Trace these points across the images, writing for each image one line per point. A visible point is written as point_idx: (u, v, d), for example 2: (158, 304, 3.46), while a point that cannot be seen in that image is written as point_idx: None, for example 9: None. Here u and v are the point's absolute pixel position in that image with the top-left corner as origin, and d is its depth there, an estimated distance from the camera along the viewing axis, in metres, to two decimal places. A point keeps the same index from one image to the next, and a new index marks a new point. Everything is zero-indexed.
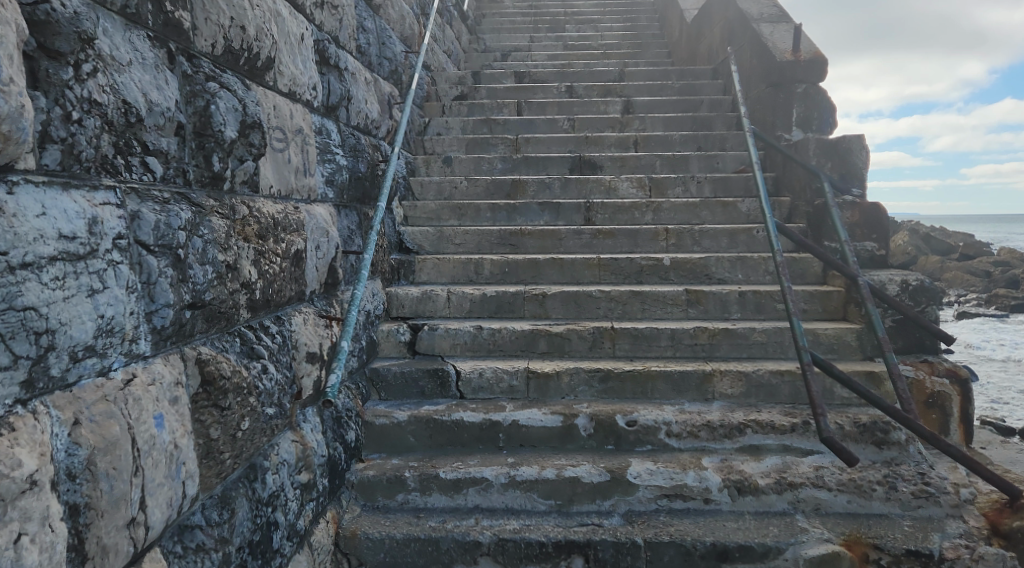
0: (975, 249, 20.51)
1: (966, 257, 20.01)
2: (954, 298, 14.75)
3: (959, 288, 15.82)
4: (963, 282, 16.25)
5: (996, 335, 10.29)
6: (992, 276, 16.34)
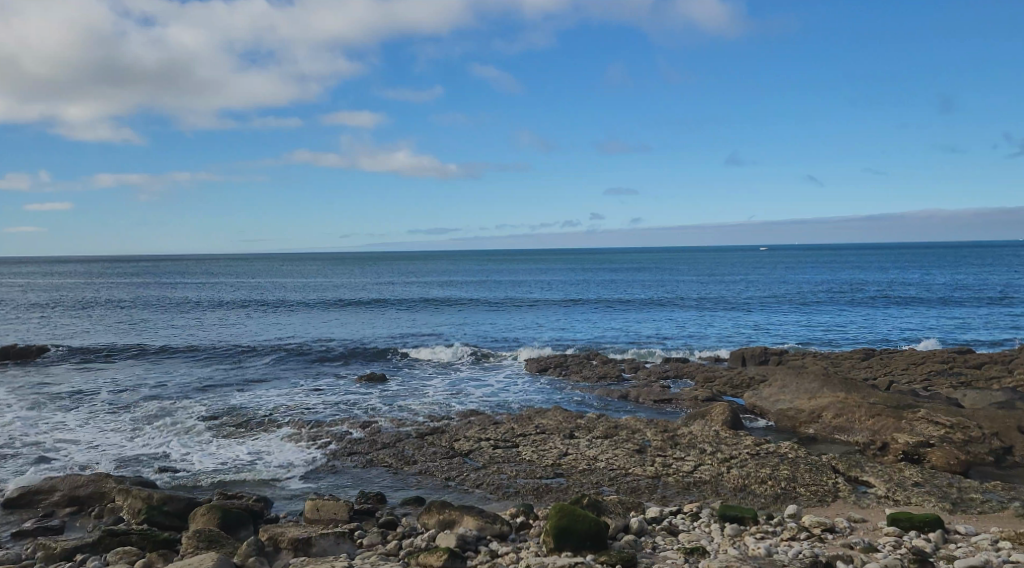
0: (464, 389, 26.33)
1: (460, 397, 25.47)
2: (404, 458, 19.15)
3: (415, 435, 20.48)
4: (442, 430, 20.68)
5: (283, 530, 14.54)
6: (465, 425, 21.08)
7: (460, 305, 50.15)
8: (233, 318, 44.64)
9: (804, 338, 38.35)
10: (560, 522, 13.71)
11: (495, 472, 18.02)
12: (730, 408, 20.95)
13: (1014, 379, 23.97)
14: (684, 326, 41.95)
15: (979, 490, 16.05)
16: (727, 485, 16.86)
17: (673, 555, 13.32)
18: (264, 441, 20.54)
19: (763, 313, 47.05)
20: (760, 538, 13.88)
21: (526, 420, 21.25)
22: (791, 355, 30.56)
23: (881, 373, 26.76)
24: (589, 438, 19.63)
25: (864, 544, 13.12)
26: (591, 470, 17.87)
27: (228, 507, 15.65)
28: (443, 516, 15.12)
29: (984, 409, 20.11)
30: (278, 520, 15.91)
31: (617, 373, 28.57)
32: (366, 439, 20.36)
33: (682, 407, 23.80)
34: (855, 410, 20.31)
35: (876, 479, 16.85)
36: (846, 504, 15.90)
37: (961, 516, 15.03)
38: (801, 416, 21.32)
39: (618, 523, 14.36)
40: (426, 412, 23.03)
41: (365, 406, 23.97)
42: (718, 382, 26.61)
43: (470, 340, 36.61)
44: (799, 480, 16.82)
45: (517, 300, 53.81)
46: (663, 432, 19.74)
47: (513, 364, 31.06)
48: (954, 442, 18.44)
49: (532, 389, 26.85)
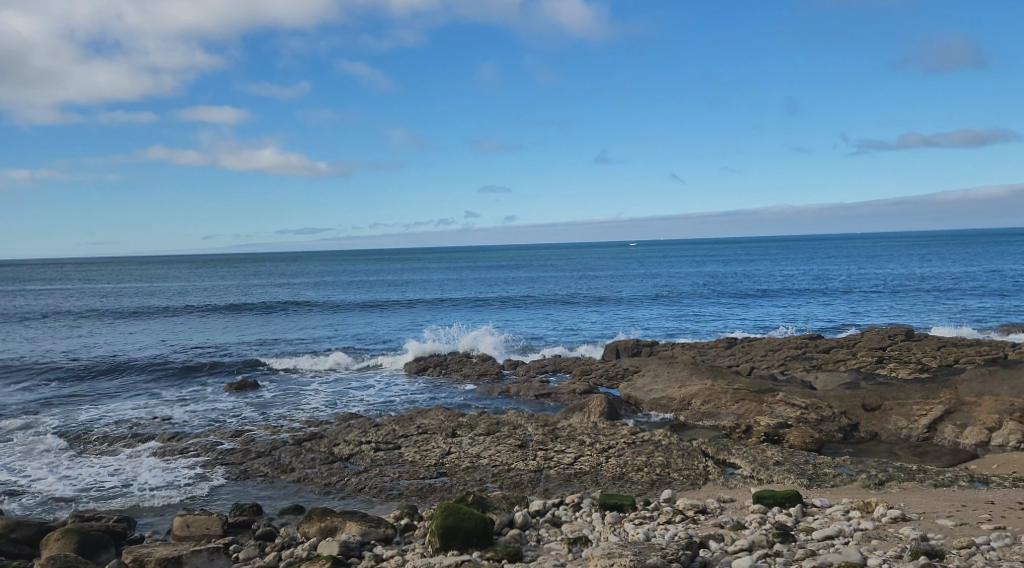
0: (347, 393, 26.13)
1: (341, 400, 25.29)
2: (284, 465, 18.91)
3: (294, 440, 20.23)
4: (322, 435, 20.51)
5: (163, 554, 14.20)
6: (347, 428, 20.99)
7: (336, 307, 49.53)
8: (92, 328, 42.39)
9: (673, 330, 40.15)
10: (446, 522, 13.96)
11: (378, 475, 18.06)
12: (606, 399, 21.77)
13: (859, 361, 26.03)
14: (561, 321, 43.01)
15: (832, 465, 17.43)
16: (606, 474, 17.57)
17: (557, 546, 13.81)
18: (129, 456, 19.76)
19: (635, 307, 48.89)
20: (637, 523, 14.59)
21: (408, 421, 21.37)
22: (661, 345, 31.97)
23: (743, 360, 28.44)
24: (471, 435, 19.96)
25: (732, 523, 14.04)
26: (474, 467, 18.21)
27: (86, 530, 15.03)
28: (326, 523, 15.07)
29: (835, 390, 21.77)
30: (142, 540, 15.44)
31: (496, 370, 29.07)
32: (241, 448, 19.93)
33: (560, 400, 24.50)
34: (721, 397, 21.56)
35: (741, 460, 17.99)
36: (715, 485, 16.90)
37: (817, 490, 16.28)
38: (673, 404, 22.43)
39: (503, 519, 14.76)
40: (304, 418, 22.74)
41: (239, 415, 23.40)
42: (594, 374, 27.55)
43: (347, 342, 36.27)
44: (672, 466, 17.75)
45: (395, 300, 53.61)
46: (543, 426, 20.32)
47: (392, 364, 31.03)
48: (810, 422, 19.90)
49: (412, 390, 26.95)
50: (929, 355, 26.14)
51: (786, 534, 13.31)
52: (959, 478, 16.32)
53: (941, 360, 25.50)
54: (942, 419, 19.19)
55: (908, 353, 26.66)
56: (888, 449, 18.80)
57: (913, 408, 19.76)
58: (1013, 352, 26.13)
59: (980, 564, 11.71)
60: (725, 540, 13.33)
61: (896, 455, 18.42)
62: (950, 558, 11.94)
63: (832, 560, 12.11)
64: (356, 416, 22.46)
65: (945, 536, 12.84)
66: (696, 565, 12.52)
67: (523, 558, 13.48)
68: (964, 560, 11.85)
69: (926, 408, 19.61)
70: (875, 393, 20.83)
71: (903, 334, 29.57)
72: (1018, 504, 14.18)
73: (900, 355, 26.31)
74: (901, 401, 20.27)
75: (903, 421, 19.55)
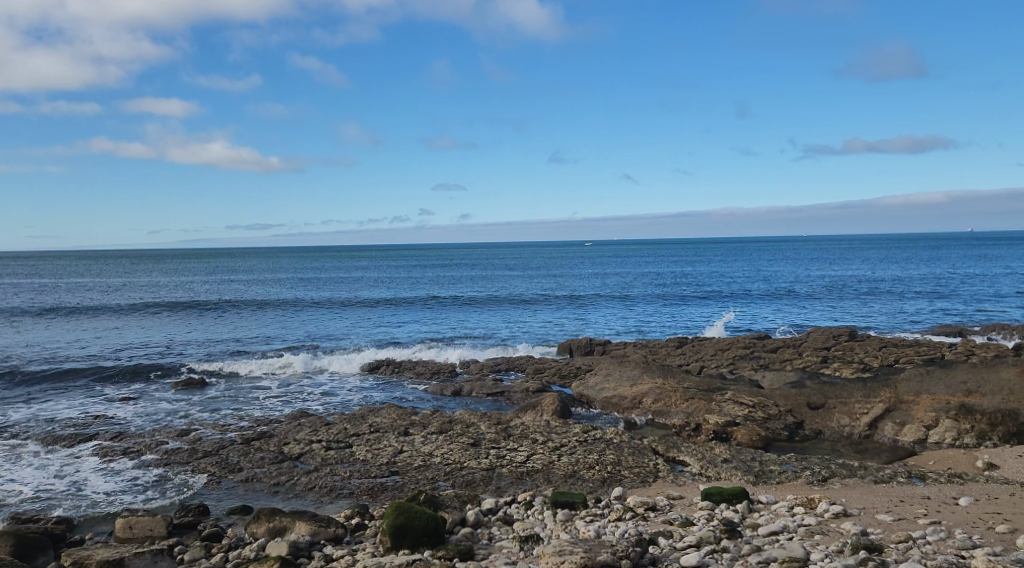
0: (298, 392, 25.88)
1: (292, 398, 25.03)
2: (233, 465, 18.67)
3: (244, 440, 19.98)
4: (273, 434, 20.29)
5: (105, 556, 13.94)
6: (297, 427, 20.80)
7: (287, 305, 48.93)
8: (32, 325, 41.23)
9: (625, 330, 40.58)
10: (397, 521, 13.94)
11: (328, 474, 17.95)
12: (559, 397, 21.94)
13: (804, 360, 26.63)
14: (514, 321, 43.16)
15: (778, 462, 17.82)
16: (558, 472, 17.72)
17: (509, 544, 13.90)
18: (69, 457, 19.29)
19: (587, 307, 49.27)
20: (589, 521, 14.76)
21: (359, 420, 21.26)
22: (613, 344, 32.30)
23: (693, 359, 28.88)
24: (423, 434, 19.93)
25: (681, 520, 14.29)
26: (426, 466, 18.21)
27: (23, 533, 14.65)
28: (274, 523, 14.93)
29: (781, 389, 22.26)
30: (82, 542, 15.10)
31: (449, 368, 29.09)
32: (187, 448, 19.63)
33: (512, 398, 24.62)
34: (671, 395, 21.89)
35: (690, 458, 18.30)
36: (664, 482, 17.16)
37: (763, 487, 16.64)
38: (624, 402, 22.70)
39: (455, 517, 14.79)
40: (253, 416, 22.48)
41: (186, 414, 23.04)
42: (547, 372, 27.70)
43: (297, 341, 35.92)
44: (623, 464, 17.96)
45: (346, 299, 53.19)
46: (496, 424, 20.40)
47: (344, 362, 30.81)
48: (756, 420, 20.32)
49: (363, 388, 26.80)
50: (870, 355, 26.89)
51: (733, 530, 13.59)
52: (899, 474, 16.83)
53: (882, 359, 26.24)
54: (883, 417, 19.76)
55: (851, 352, 27.39)
56: (831, 446, 19.29)
57: (855, 406, 20.32)
58: (950, 353, 27.02)
59: (917, 556, 12.09)
60: (674, 537, 13.56)
61: (839, 452, 18.91)
62: (889, 552, 12.31)
63: (777, 555, 12.40)
64: (306, 415, 22.25)
65: (885, 531, 13.24)
66: (646, 562, 12.70)
67: (475, 557, 13.53)
68: (902, 553, 12.23)
69: (867, 406, 20.17)
70: (819, 392, 21.37)
71: (846, 335, 30.39)
72: (953, 499, 14.70)
73: (843, 355, 26.99)
74: (844, 399, 20.83)
75: (846, 419, 20.08)
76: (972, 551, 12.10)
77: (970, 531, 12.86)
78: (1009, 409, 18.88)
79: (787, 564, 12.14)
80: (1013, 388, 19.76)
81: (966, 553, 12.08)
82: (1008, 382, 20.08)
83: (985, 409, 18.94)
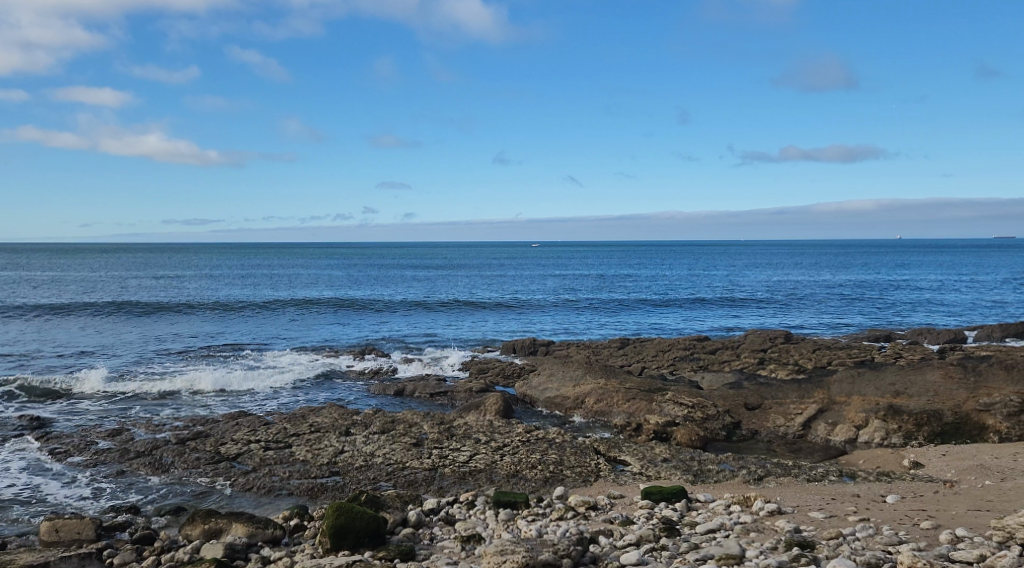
0: (237, 391, 25.43)
1: (231, 398, 24.59)
2: (167, 466, 18.26)
3: (180, 440, 19.55)
4: (209, 434, 19.90)
5: (29, 559, 13.53)
6: (235, 426, 20.43)
7: (226, 304, 47.93)
8: None
9: (567, 332, 40.96)
10: (337, 522, 13.82)
11: (267, 475, 17.72)
12: (502, 398, 22.03)
13: (742, 362, 27.20)
14: (458, 322, 43.19)
15: (716, 461, 18.20)
16: (500, 471, 17.79)
17: (450, 544, 13.91)
18: None
19: (531, 309, 49.53)
20: (530, 520, 14.85)
21: (300, 419, 21.02)
22: (557, 345, 32.58)
23: (635, 360, 29.28)
24: (365, 434, 19.78)
25: (621, 518, 14.49)
26: (368, 466, 18.10)
27: None
28: (209, 525, 14.66)
29: (720, 390, 22.72)
30: (5, 546, 14.63)
31: (392, 369, 29.06)
32: (119, 448, 19.15)
33: (456, 398, 24.63)
34: (613, 395, 22.16)
35: (631, 457, 18.56)
36: (606, 481, 17.37)
37: (702, 486, 16.99)
38: (567, 402, 22.88)
39: (397, 517, 14.74)
40: (188, 416, 22.00)
41: (118, 413, 22.43)
42: (490, 372, 27.78)
43: (236, 342, 35.34)
44: (565, 463, 18.13)
45: (286, 300, 52.48)
46: (439, 424, 20.38)
47: (284, 362, 30.45)
48: (696, 419, 20.70)
49: (304, 387, 26.51)
50: (805, 357, 27.63)
51: (672, 528, 13.85)
52: (830, 472, 17.35)
53: (816, 361, 27.00)
54: (816, 417, 20.35)
55: (787, 354, 28.12)
56: (767, 446, 19.75)
57: (790, 407, 20.90)
58: (880, 355, 27.96)
59: (846, 552, 12.47)
60: (615, 536, 13.75)
61: (774, 451, 19.38)
62: (820, 548, 12.68)
63: (714, 553, 12.67)
64: (244, 414, 21.86)
65: (817, 528, 13.63)
66: (585, 560, 12.85)
67: (416, 557, 13.50)
68: (833, 549, 12.61)
69: (802, 407, 20.76)
70: (756, 393, 21.92)
71: (783, 336, 31.31)
72: (881, 497, 15.21)
73: (779, 357, 27.68)
74: (779, 400, 21.42)
75: (781, 419, 20.61)
76: (898, 547, 12.54)
77: (896, 528, 13.33)
78: (934, 410, 19.61)
79: (723, 560, 12.40)
80: (938, 389, 20.54)
81: (893, 549, 12.51)
82: (934, 384, 20.86)
83: (911, 410, 19.63)
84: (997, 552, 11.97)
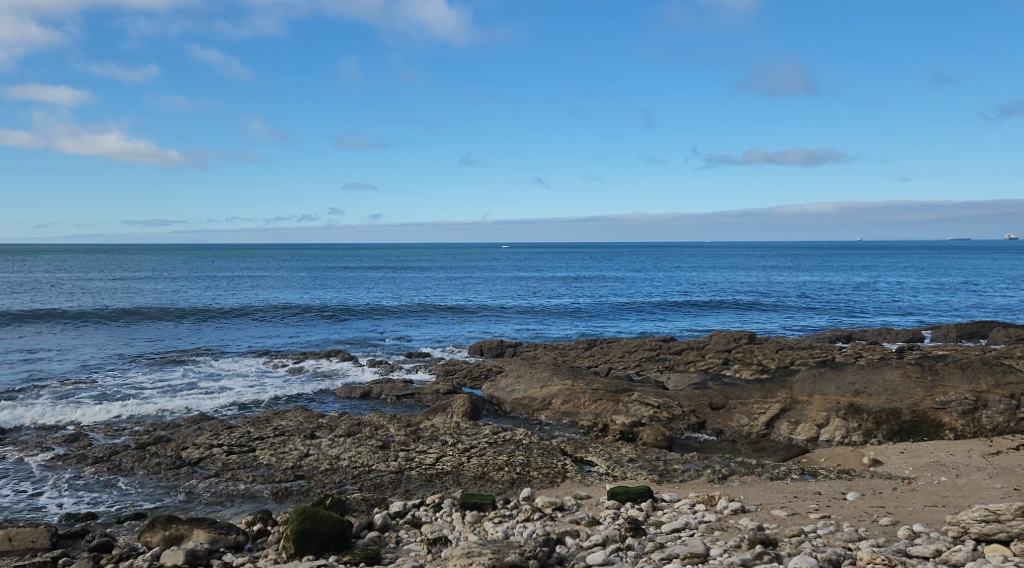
0: (200, 395, 25.10)
1: (193, 401, 24.29)
2: (127, 472, 17.97)
3: (140, 444, 19.25)
4: (171, 439, 19.64)
5: None
6: (198, 430, 20.19)
7: (187, 309, 47.26)
8: None
9: (534, 334, 41.11)
10: (302, 526, 13.71)
11: (230, 479, 17.53)
12: (469, 399, 22.03)
13: (706, 362, 27.49)
14: (424, 325, 43.14)
15: (681, 461, 18.37)
16: (467, 473, 17.79)
17: (416, 547, 13.88)
18: None
19: (498, 311, 49.65)
20: (497, 522, 14.87)
21: (264, 422, 20.82)
22: (524, 346, 32.65)
23: (601, 360, 29.47)
24: (330, 437, 19.65)
25: (587, 519, 14.56)
26: (333, 469, 17.98)
27: None
28: (170, 531, 14.46)
29: (685, 390, 22.94)
30: None
31: (358, 372, 28.95)
32: (77, 454, 18.79)
33: (422, 400, 24.58)
34: (580, 396, 22.26)
35: (598, 458, 18.66)
36: (572, 482, 17.44)
37: (667, 485, 17.13)
38: (533, 403, 22.94)
39: (362, 521, 14.68)
40: (149, 421, 21.67)
41: (77, 418, 22.00)
42: (457, 374, 27.78)
43: (200, 347, 34.93)
44: (533, 464, 18.19)
45: (251, 303, 52.01)
46: (405, 426, 20.31)
47: (249, 366, 30.17)
48: (661, 420, 20.88)
49: (269, 390, 26.29)
50: (768, 357, 28.02)
51: (638, 528, 13.95)
52: (793, 470, 17.61)
53: (778, 361, 27.38)
54: (779, 416, 20.66)
55: (751, 354, 28.50)
56: (732, 445, 19.99)
57: (754, 407, 21.17)
58: (840, 355, 28.44)
59: (808, 549, 12.65)
60: (581, 536, 13.81)
61: (738, 450, 19.62)
62: (783, 545, 12.86)
63: (679, 552, 12.79)
64: (206, 418, 21.58)
65: (780, 526, 13.83)
66: (552, 561, 12.89)
67: (382, 560, 13.45)
68: (795, 546, 12.79)
69: (765, 406, 21.06)
70: (721, 392, 22.16)
71: (746, 337, 31.72)
72: (842, 494, 15.47)
73: (743, 357, 28.03)
74: (743, 399, 21.68)
75: (745, 418, 20.88)
76: (858, 543, 12.76)
77: (856, 525, 13.56)
78: (893, 408, 19.99)
79: (688, 559, 12.52)
80: (896, 388, 20.91)
81: (853, 545, 12.74)
82: (892, 383, 21.26)
83: (871, 409, 20.00)
84: (953, 546, 12.23)
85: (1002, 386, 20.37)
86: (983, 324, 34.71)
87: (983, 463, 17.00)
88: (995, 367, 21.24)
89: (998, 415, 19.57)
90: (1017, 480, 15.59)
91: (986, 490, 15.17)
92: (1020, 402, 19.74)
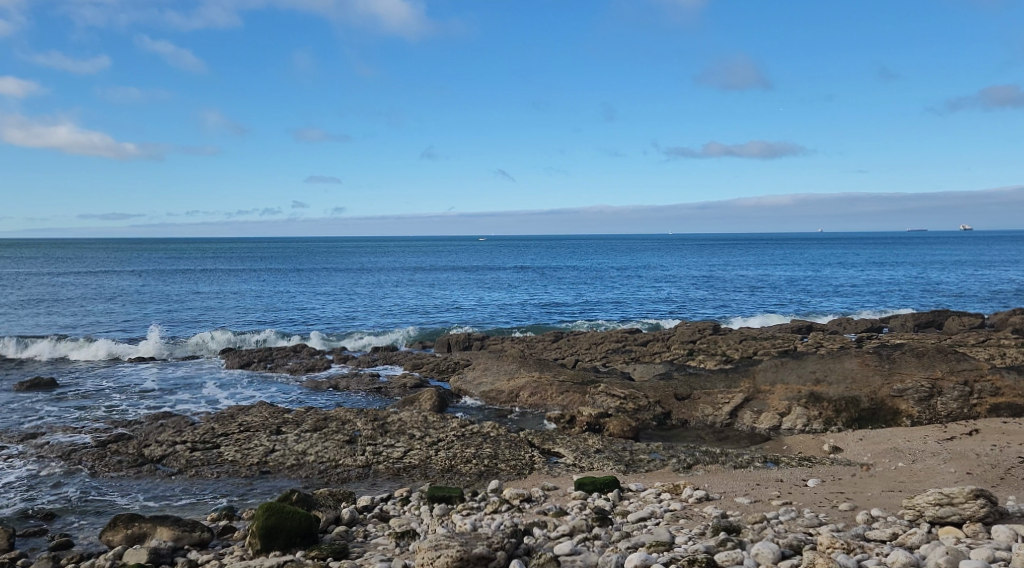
0: (162, 393, 24.76)
1: (154, 399, 23.94)
2: (88, 473, 17.63)
3: (101, 443, 18.94)
4: (132, 436, 19.37)
5: None
6: (162, 426, 19.99)
7: (145, 309, 46.27)
8: None
9: (502, 328, 41.18)
10: (267, 522, 13.61)
11: (194, 478, 17.37)
12: (437, 393, 22.14)
13: (671, 353, 27.78)
14: (391, 320, 42.96)
15: (646, 451, 18.57)
16: (435, 467, 17.79)
17: (384, 541, 13.88)
18: None
19: (464, 307, 49.61)
20: (465, 515, 14.91)
21: (228, 419, 20.57)
22: (490, 339, 32.60)
23: (568, 353, 29.63)
24: (297, 432, 19.51)
25: (554, 510, 14.67)
26: (300, 465, 17.92)
27: None
28: (133, 529, 14.28)
29: (651, 381, 23.12)
30: None
31: (324, 366, 28.78)
32: (34, 454, 18.47)
33: (390, 394, 24.50)
34: (547, 388, 22.34)
35: (564, 449, 18.78)
36: (539, 474, 17.54)
37: (632, 475, 17.30)
38: (501, 396, 23.03)
39: (329, 516, 14.67)
40: (110, 418, 21.35)
41: (35, 417, 21.56)
42: (424, 368, 27.76)
43: (162, 344, 34.41)
44: (500, 457, 18.24)
45: (214, 301, 51.33)
46: (372, 421, 20.19)
47: (212, 364, 29.82)
48: (627, 411, 21.08)
49: (233, 387, 25.97)
50: (731, 348, 28.35)
51: (604, 518, 14.10)
52: (755, 459, 17.89)
53: (741, 352, 27.75)
54: (742, 406, 20.97)
55: (714, 345, 28.88)
56: (697, 434, 20.26)
57: (718, 397, 21.43)
58: (802, 345, 28.86)
59: (769, 535, 12.88)
60: (548, 527, 13.91)
61: (702, 439, 19.95)
62: (745, 532, 13.07)
63: (644, 540, 12.95)
64: (168, 414, 21.30)
65: (742, 513, 14.09)
66: (519, 552, 12.98)
67: (349, 555, 13.42)
68: (757, 533, 13.01)
69: (729, 396, 21.36)
70: (685, 383, 22.38)
71: (710, 328, 32.06)
72: (802, 481, 15.78)
73: (707, 348, 28.35)
74: (708, 390, 21.92)
75: (709, 408, 21.15)
76: (818, 528, 13.03)
77: (817, 510, 13.86)
78: (852, 397, 20.39)
79: (653, 548, 12.67)
80: (855, 375, 21.24)
81: (813, 530, 13.00)
82: (851, 370, 21.51)
83: (830, 397, 20.41)
84: (908, 530, 12.55)
85: (956, 373, 20.87)
86: (938, 314, 35.50)
87: (938, 449, 17.44)
88: (949, 355, 21.69)
89: (952, 402, 20.09)
90: (970, 464, 16.01)
91: (940, 474, 15.57)
92: (973, 388, 20.27)
